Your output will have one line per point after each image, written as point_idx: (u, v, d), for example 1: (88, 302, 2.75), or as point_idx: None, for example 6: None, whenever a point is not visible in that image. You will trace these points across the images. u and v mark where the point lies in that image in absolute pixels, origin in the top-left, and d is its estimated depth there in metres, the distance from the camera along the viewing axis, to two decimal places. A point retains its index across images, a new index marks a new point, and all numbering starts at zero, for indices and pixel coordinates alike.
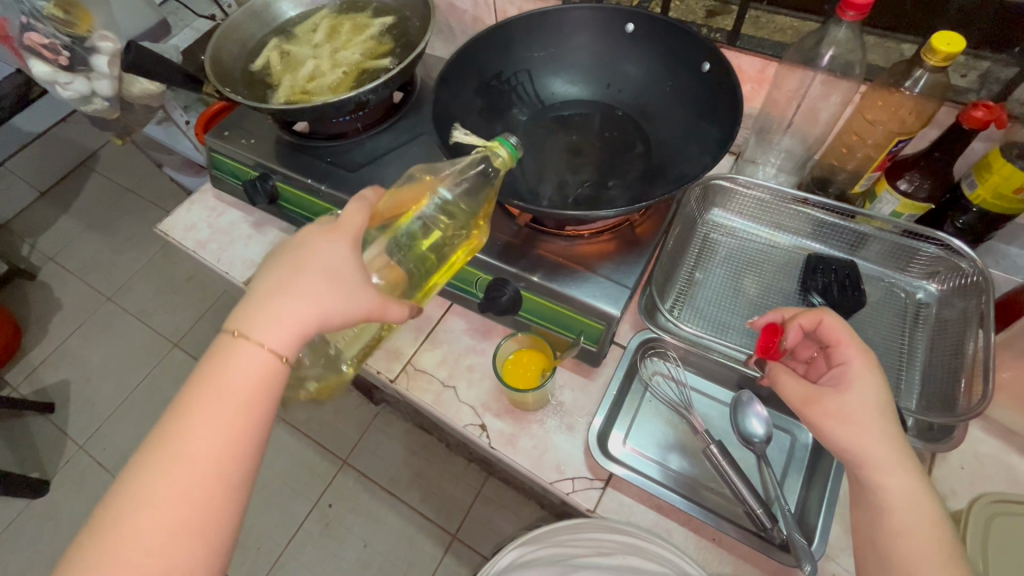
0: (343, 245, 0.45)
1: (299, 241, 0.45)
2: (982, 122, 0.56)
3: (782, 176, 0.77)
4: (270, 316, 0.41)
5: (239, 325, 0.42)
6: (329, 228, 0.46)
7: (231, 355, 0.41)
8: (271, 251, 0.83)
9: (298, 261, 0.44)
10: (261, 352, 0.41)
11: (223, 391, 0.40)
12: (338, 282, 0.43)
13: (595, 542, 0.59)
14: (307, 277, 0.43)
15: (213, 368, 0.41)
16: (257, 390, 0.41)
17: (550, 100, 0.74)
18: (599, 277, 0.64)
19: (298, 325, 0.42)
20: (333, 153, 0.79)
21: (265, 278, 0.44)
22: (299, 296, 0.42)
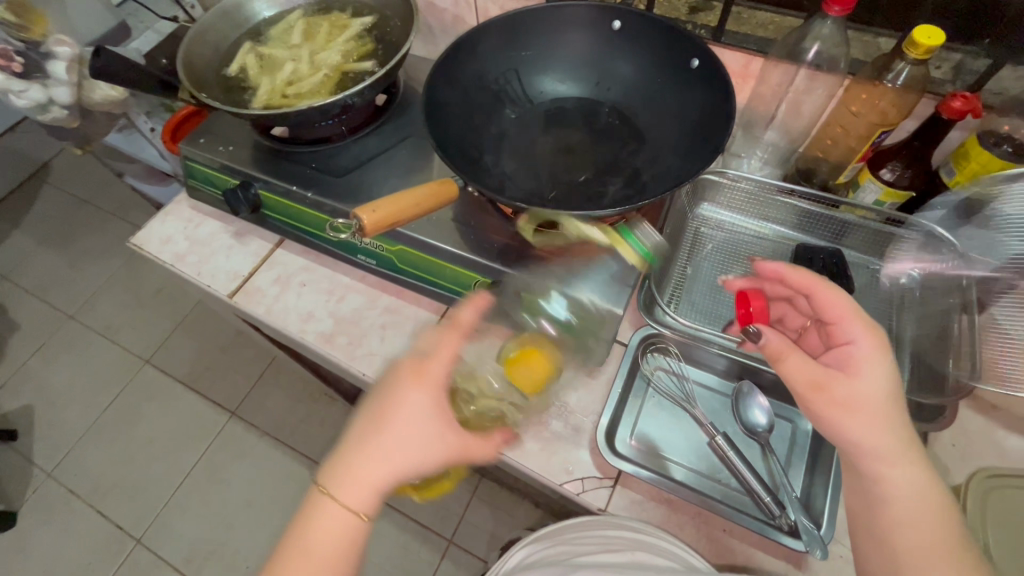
0: (425, 396, 0.49)
1: (390, 385, 0.50)
2: (960, 113, 0.58)
3: (768, 169, 0.79)
4: (355, 475, 0.46)
5: (327, 480, 0.47)
6: (412, 375, 0.50)
7: (319, 513, 0.46)
8: (255, 261, 0.80)
9: (385, 413, 0.48)
10: (345, 512, 0.46)
11: (312, 548, 0.46)
12: (417, 443, 0.47)
13: (604, 539, 0.60)
14: (388, 436, 0.47)
15: (305, 518, 0.47)
16: (341, 547, 0.46)
17: (539, 99, 0.73)
18: (599, 275, 0.65)
19: (378, 485, 0.47)
20: (317, 158, 0.77)
21: (358, 425, 0.49)
22: (379, 459, 0.47)
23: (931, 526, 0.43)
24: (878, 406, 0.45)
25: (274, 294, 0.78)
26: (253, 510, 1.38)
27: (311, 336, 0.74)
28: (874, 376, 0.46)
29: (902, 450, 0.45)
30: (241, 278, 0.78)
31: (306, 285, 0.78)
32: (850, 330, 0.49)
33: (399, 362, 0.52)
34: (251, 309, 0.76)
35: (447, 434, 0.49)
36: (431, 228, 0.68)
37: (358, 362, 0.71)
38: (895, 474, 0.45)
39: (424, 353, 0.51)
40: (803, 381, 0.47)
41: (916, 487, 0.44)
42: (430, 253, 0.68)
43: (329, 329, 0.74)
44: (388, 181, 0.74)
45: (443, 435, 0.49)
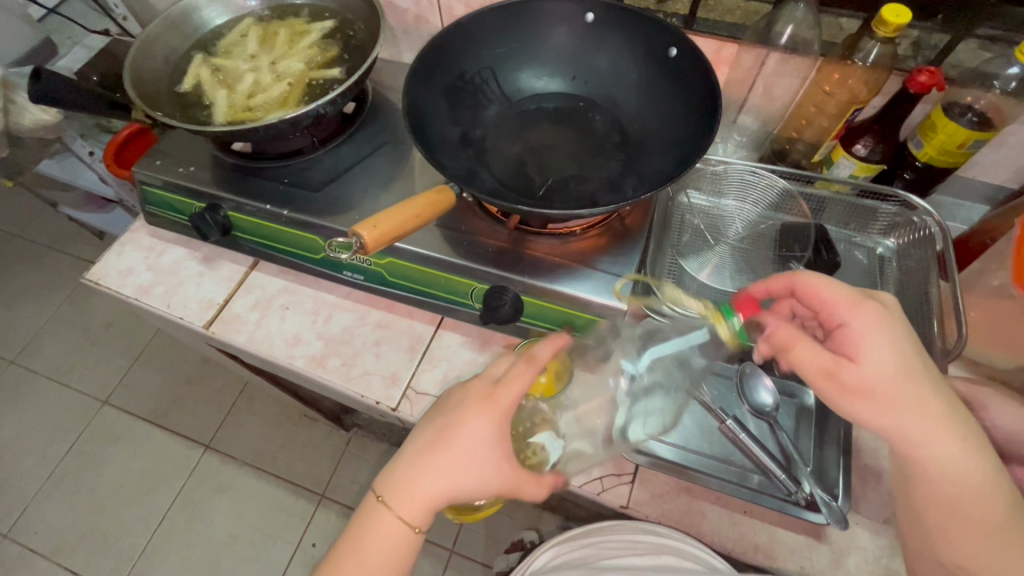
0: (487, 424, 0.49)
1: (456, 405, 0.51)
2: (926, 87, 0.61)
3: (744, 153, 0.81)
4: (408, 492, 0.49)
5: (383, 490, 0.50)
6: (480, 400, 0.50)
7: (376, 518, 0.50)
8: (230, 287, 0.76)
9: (445, 433, 0.49)
10: (398, 523, 0.49)
11: (368, 548, 0.50)
12: (471, 471, 0.48)
13: (630, 543, 0.64)
14: (444, 459, 0.48)
15: (364, 517, 0.51)
16: (396, 551, 0.50)
17: (517, 95, 0.72)
18: (599, 272, 0.63)
19: (431, 505, 0.49)
20: (290, 173, 0.73)
21: (417, 437, 0.51)
22: (434, 477, 0.48)
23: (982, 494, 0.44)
24: (897, 385, 0.44)
25: (254, 321, 0.73)
26: (240, 546, 1.32)
27: (300, 360, 0.70)
28: (881, 357, 0.45)
29: (933, 426, 0.44)
30: (217, 306, 0.73)
31: (289, 307, 0.74)
32: (842, 308, 0.48)
33: (471, 381, 0.53)
34: (231, 338, 0.72)
35: (504, 466, 0.49)
36: (421, 238, 0.65)
37: (354, 383, 0.68)
38: (935, 453, 0.44)
39: (495, 380, 0.52)
40: (814, 371, 0.47)
41: (951, 459, 0.44)
42: (422, 263, 0.66)
43: (319, 351, 0.71)
44: (368, 191, 0.71)
45: (502, 466, 0.49)
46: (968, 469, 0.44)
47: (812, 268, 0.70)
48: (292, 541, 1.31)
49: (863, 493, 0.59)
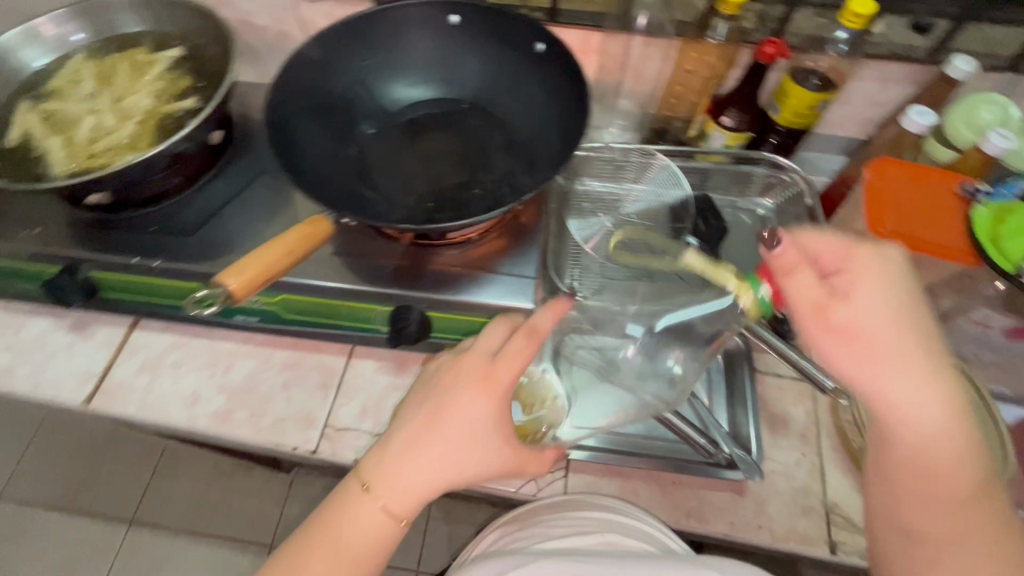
0: (488, 403, 0.47)
1: (450, 384, 0.47)
2: (772, 58, 0.65)
3: (630, 134, 0.82)
4: (399, 480, 0.46)
5: (368, 478, 0.47)
6: (481, 378, 0.47)
7: (359, 504, 0.47)
8: (110, 353, 0.68)
9: (442, 415, 0.47)
10: (386, 507, 0.47)
11: (349, 536, 0.47)
12: (472, 454, 0.47)
13: (574, 522, 0.58)
14: (444, 440, 0.46)
15: (343, 501, 0.47)
16: (376, 539, 0.47)
17: (393, 107, 0.69)
18: (503, 276, 0.63)
19: (422, 493, 0.47)
20: (158, 219, 0.66)
21: (409, 421, 0.48)
22: (428, 463, 0.46)
23: (958, 461, 0.43)
24: (885, 337, 0.41)
25: (143, 386, 0.66)
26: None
27: (203, 420, 0.64)
28: (871, 300, 0.42)
29: (922, 389, 0.41)
30: (97, 376, 0.66)
31: (181, 364, 0.68)
32: (832, 261, 0.44)
33: (462, 360, 0.48)
34: (118, 410, 0.65)
35: (503, 446, 0.48)
36: (314, 268, 0.62)
37: (267, 434, 0.63)
38: (916, 419, 0.42)
39: (491, 354, 0.48)
40: (802, 304, 0.43)
41: (935, 426, 0.42)
42: (319, 295, 0.62)
43: (223, 405, 0.65)
44: (250, 227, 0.66)
45: (500, 448, 0.48)
46: (953, 439, 0.42)
47: (705, 241, 0.73)
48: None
49: (777, 441, 0.63)
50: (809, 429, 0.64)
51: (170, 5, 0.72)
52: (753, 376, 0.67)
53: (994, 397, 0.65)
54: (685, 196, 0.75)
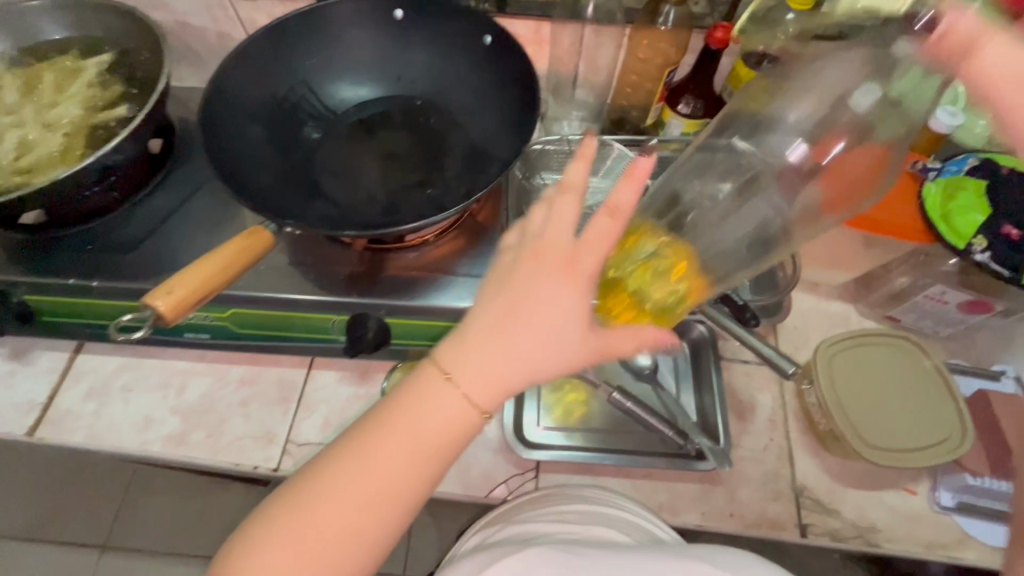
0: (573, 290, 0.38)
1: (529, 272, 0.38)
2: (723, 41, 0.65)
3: (587, 126, 0.80)
4: (481, 366, 0.37)
5: (447, 364, 0.38)
6: (567, 257, 0.38)
7: (430, 394, 0.38)
8: (54, 380, 0.65)
9: (525, 298, 0.38)
10: (462, 401, 0.38)
11: (420, 428, 0.38)
12: (562, 340, 0.37)
13: (558, 513, 0.55)
14: (526, 326, 0.37)
15: (410, 395, 0.38)
16: (445, 441, 0.38)
17: (340, 107, 0.67)
18: (461, 278, 0.61)
19: (508, 384, 0.38)
20: (97, 236, 0.63)
21: (490, 304, 0.38)
22: (517, 344, 0.37)
23: None
24: None
25: (91, 413, 0.63)
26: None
27: (157, 444, 0.61)
28: None
29: None
30: (40, 405, 0.63)
31: (132, 387, 0.65)
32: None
33: (545, 241, 0.39)
34: (64, 440, 0.61)
35: (589, 336, 0.39)
36: (263, 279, 0.60)
37: (226, 454, 0.61)
38: None
39: (570, 238, 0.39)
40: None
41: None
42: (270, 308, 0.60)
43: (178, 427, 0.63)
44: (195, 240, 0.64)
45: (590, 337, 0.38)
46: None
47: None
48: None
49: (745, 428, 0.63)
50: (776, 414, 0.64)
51: (95, 9, 0.68)
52: (720, 363, 0.67)
53: (952, 370, 0.66)
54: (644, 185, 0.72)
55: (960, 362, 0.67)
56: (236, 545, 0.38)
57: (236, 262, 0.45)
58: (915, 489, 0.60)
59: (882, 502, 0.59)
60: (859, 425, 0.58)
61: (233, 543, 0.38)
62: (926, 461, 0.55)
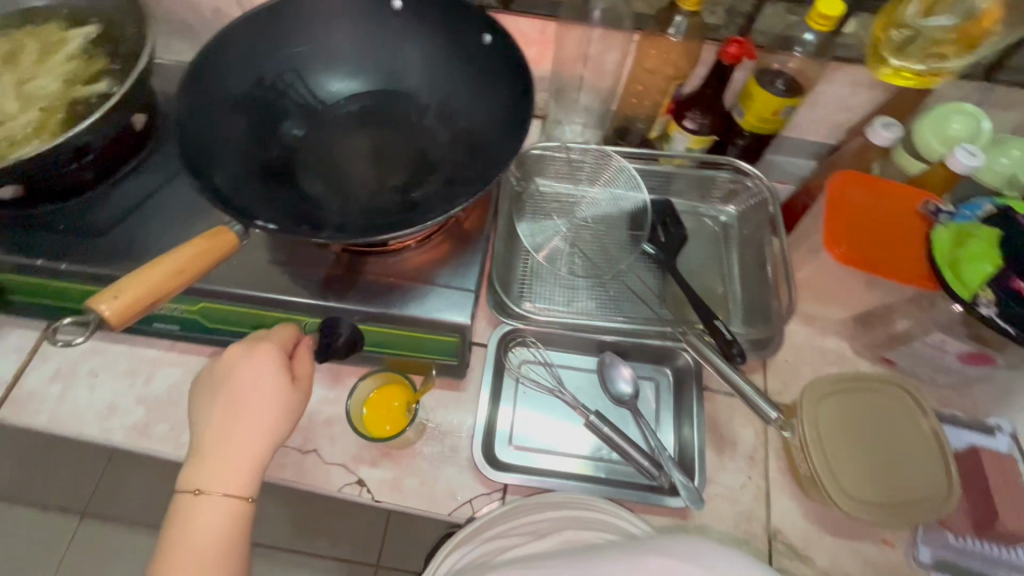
0: (269, 366, 0.50)
1: (231, 369, 0.50)
2: (736, 58, 0.61)
3: (590, 132, 0.78)
4: (221, 464, 0.47)
5: (194, 485, 0.46)
6: (266, 342, 0.52)
7: (203, 515, 0.45)
8: (20, 360, 0.63)
9: (232, 396, 0.49)
10: (225, 501, 0.46)
11: (199, 540, 0.45)
12: (270, 403, 0.50)
13: (532, 526, 0.54)
14: (246, 419, 0.49)
15: (178, 530, 0.45)
16: (226, 542, 0.46)
17: (329, 99, 0.65)
18: (440, 288, 0.58)
19: (247, 462, 0.47)
20: (70, 216, 0.61)
21: (207, 423, 0.49)
22: (238, 433, 0.48)
23: None
24: None
25: (55, 396, 0.62)
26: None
27: (118, 434, 0.60)
28: None
29: None
30: (5, 384, 0.62)
31: (99, 372, 0.64)
32: None
33: (233, 346, 0.52)
34: (26, 422, 0.60)
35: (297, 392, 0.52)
36: (235, 274, 0.58)
37: (187, 450, 0.60)
38: None
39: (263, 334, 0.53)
40: None
41: None
42: (240, 303, 0.58)
43: (142, 418, 0.61)
44: (169, 227, 0.61)
45: (295, 391, 0.51)
46: None
47: (664, 251, 0.71)
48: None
49: (722, 464, 0.61)
50: (757, 451, 0.61)
51: None
52: (704, 394, 0.64)
53: (944, 420, 0.63)
54: (642, 200, 0.73)
55: (954, 413, 0.64)
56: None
57: (193, 265, 0.44)
58: (892, 542, 0.58)
59: (857, 553, 0.57)
60: (837, 469, 0.56)
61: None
62: (914, 518, 0.53)
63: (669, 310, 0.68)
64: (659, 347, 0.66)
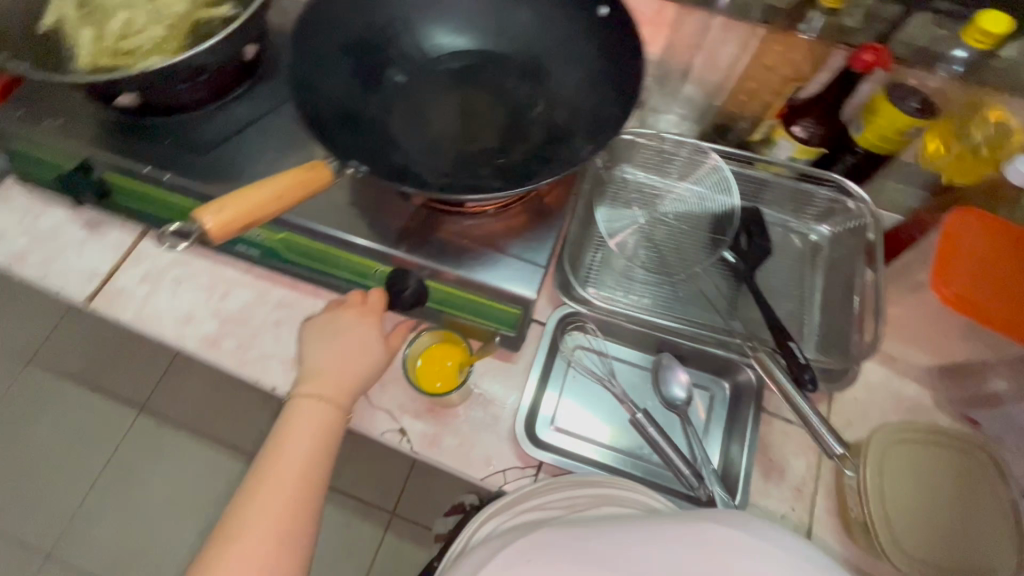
0: (359, 316, 0.58)
1: (334, 315, 0.58)
2: (870, 67, 0.57)
3: (687, 126, 0.75)
4: (325, 376, 0.55)
5: (301, 392, 0.54)
6: (353, 301, 0.59)
7: (302, 415, 0.52)
8: (116, 256, 0.68)
9: (334, 330, 0.57)
10: (323, 406, 0.53)
11: (299, 433, 0.51)
12: (366, 342, 0.57)
13: (568, 501, 0.51)
14: (348, 350, 0.56)
15: (285, 424, 0.52)
16: (318, 440, 0.52)
17: (434, 53, 0.65)
18: (511, 258, 0.58)
19: (344, 376, 0.55)
20: (177, 131, 0.64)
21: (313, 350, 0.57)
22: (336, 358, 0.56)
23: None
24: None
25: (142, 296, 0.67)
26: (154, 515, 1.17)
27: (191, 341, 0.64)
28: None
29: None
30: (100, 277, 0.67)
31: (182, 282, 0.68)
32: None
33: (329, 307, 0.59)
34: (115, 314, 0.65)
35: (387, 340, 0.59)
36: (319, 211, 0.59)
37: (250, 368, 0.63)
38: None
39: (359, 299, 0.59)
40: None
41: None
42: (321, 240, 0.60)
43: (214, 331, 0.65)
44: (265, 155, 0.64)
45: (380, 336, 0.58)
46: None
47: (742, 260, 0.67)
48: (208, 498, 1.19)
49: (767, 490, 0.58)
50: (806, 484, 0.58)
51: None
52: (761, 415, 0.61)
53: None
54: (731, 205, 0.70)
55: None
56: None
57: (289, 193, 0.46)
58: None
59: None
60: (896, 518, 0.54)
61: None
62: None
63: (738, 323, 0.65)
64: (722, 359, 0.63)
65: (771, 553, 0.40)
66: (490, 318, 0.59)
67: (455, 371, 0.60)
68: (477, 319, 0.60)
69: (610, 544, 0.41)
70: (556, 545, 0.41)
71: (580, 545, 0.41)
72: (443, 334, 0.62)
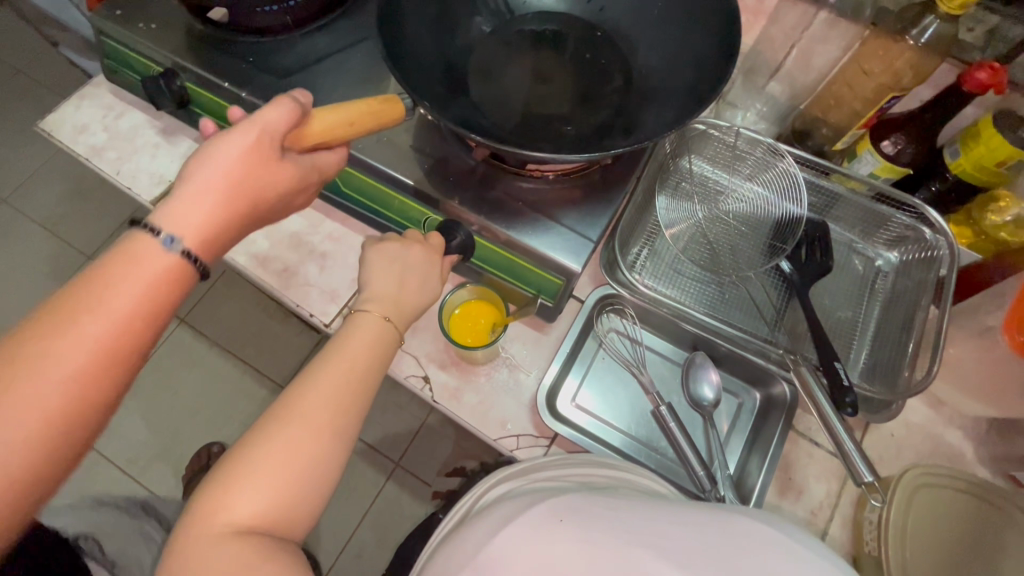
0: (421, 250, 0.55)
1: (396, 243, 0.55)
2: (983, 87, 0.52)
3: (763, 125, 0.72)
4: (383, 295, 0.51)
5: (357, 306, 0.51)
6: (415, 237, 0.56)
7: (358, 328, 0.49)
8: (184, 165, 0.71)
9: (394, 256, 0.54)
10: (379, 323, 0.50)
11: (350, 346, 0.48)
12: (425, 277, 0.54)
13: (584, 476, 0.50)
14: (410, 275, 0.53)
15: (338, 335, 0.49)
16: (369, 359, 0.48)
17: (521, 10, 0.64)
18: (562, 228, 0.57)
19: (402, 298, 0.52)
20: (257, 53, 0.65)
21: (372, 269, 0.53)
22: (394, 279, 0.53)
23: None
24: None
25: None
26: (179, 419, 1.24)
27: (241, 257, 0.66)
28: None
29: None
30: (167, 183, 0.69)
31: None
32: None
33: (389, 237, 0.55)
34: None
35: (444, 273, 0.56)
36: (381, 150, 0.60)
37: (292, 292, 0.65)
38: None
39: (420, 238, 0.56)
40: None
41: None
42: (378, 179, 0.60)
43: (263, 251, 0.67)
44: (338, 86, 0.64)
45: (434, 271, 0.55)
46: None
47: (800, 271, 0.64)
48: (230, 416, 1.25)
49: (780, 508, 0.56)
50: (822, 510, 0.56)
51: None
52: (789, 432, 0.60)
53: None
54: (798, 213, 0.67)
55: None
56: (231, 467, 0.42)
57: (357, 121, 0.46)
58: None
59: None
60: (909, 562, 0.52)
61: (229, 464, 0.42)
62: None
63: (783, 335, 0.63)
64: (760, 369, 0.61)
65: (808, 558, 0.37)
66: (530, 285, 0.60)
67: (485, 328, 0.61)
68: (516, 283, 0.61)
69: (636, 520, 0.39)
70: (579, 509, 0.40)
71: (605, 516, 0.39)
72: (476, 290, 0.63)
